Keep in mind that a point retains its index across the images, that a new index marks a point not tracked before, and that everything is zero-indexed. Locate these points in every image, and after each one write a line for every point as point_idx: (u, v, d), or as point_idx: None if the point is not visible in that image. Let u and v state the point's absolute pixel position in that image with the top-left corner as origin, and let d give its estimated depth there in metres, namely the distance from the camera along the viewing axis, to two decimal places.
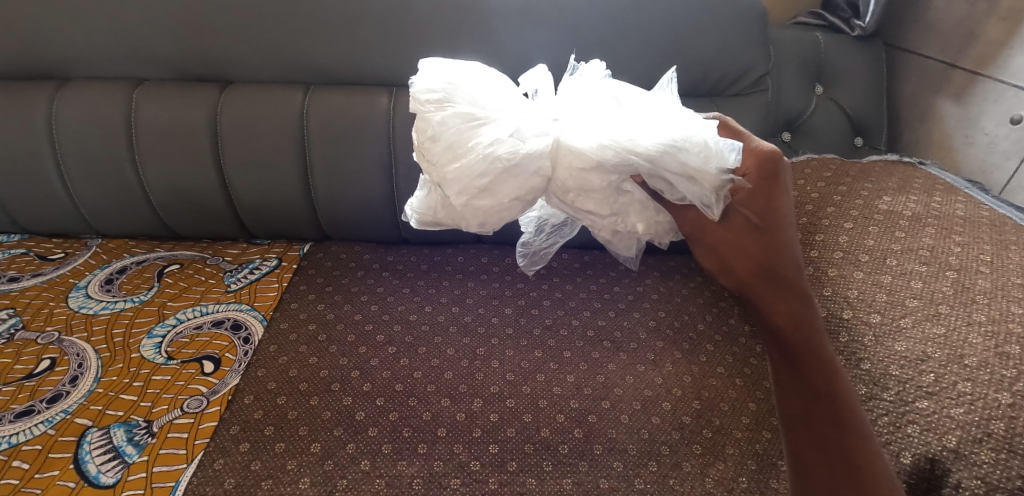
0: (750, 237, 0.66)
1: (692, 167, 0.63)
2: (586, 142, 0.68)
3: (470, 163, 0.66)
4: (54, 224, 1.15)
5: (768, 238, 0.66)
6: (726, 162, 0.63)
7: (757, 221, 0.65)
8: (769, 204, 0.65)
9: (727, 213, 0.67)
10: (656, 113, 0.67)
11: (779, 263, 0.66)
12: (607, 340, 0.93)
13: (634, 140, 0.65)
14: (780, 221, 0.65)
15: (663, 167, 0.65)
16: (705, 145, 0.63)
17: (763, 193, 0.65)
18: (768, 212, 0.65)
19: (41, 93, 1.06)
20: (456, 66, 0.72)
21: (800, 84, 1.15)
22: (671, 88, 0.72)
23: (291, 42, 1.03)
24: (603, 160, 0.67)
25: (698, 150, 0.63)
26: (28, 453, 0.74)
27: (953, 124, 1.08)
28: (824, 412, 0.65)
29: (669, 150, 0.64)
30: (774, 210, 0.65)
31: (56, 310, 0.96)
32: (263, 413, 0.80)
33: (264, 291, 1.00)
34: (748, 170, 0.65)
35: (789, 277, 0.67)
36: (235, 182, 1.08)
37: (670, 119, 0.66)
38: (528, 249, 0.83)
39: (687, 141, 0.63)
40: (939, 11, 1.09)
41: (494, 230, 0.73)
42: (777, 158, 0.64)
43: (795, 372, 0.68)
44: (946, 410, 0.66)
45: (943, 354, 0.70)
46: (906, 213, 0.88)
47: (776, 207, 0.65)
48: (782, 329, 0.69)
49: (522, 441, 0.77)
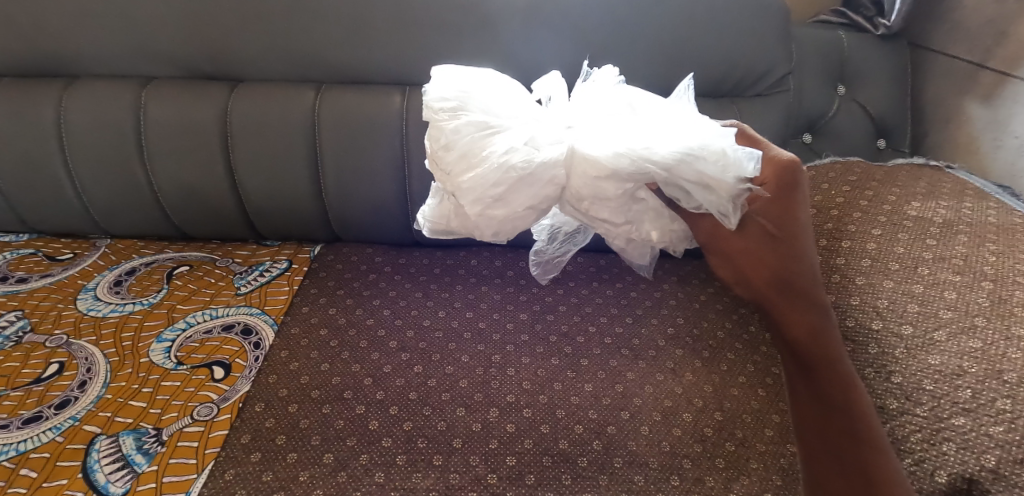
0: (767, 246, 0.64)
1: (709, 175, 0.60)
2: (601, 150, 0.65)
3: (483, 175, 0.63)
4: (63, 225, 1.13)
5: (784, 249, 0.63)
6: (744, 172, 0.59)
7: (772, 232, 0.63)
8: (789, 214, 0.62)
9: (743, 222, 0.65)
10: (673, 120, 0.65)
11: (796, 275, 0.64)
12: (625, 348, 0.91)
13: (650, 148, 0.62)
14: (796, 231, 0.63)
15: (679, 176, 0.62)
16: (723, 154, 0.59)
17: (781, 202, 0.62)
18: (785, 222, 0.62)
19: (49, 92, 1.04)
20: (470, 74, 0.70)
21: (822, 85, 1.12)
22: (689, 95, 0.70)
23: (301, 40, 1.01)
24: (619, 169, 0.64)
25: (716, 158, 0.60)
26: (36, 461, 0.72)
27: (981, 126, 1.05)
28: (841, 424, 0.63)
29: (686, 158, 0.60)
30: (792, 220, 0.62)
31: (65, 312, 0.94)
32: (275, 421, 0.78)
33: (275, 294, 0.98)
34: (767, 180, 0.62)
35: (806, 289, 0.65)
36: (245, 183, 1.06)
37: (687, 126, 0.63)
38: (541, 257, 0.82)
39: (705, 149, 0.60)
40: (968, 9, 1.05)
41: (509, 239, 0.71)
42: (796, 167, 0.61)
43: (811, 385, 0.66)
44: (984, 428, 0.64)
45: (981, 369, 0.67)
46: (937, 219, 0.85)
47: (794, 217, 0.62)
48: (798, 342, 0.66)
49: (540, 453, 0.75)
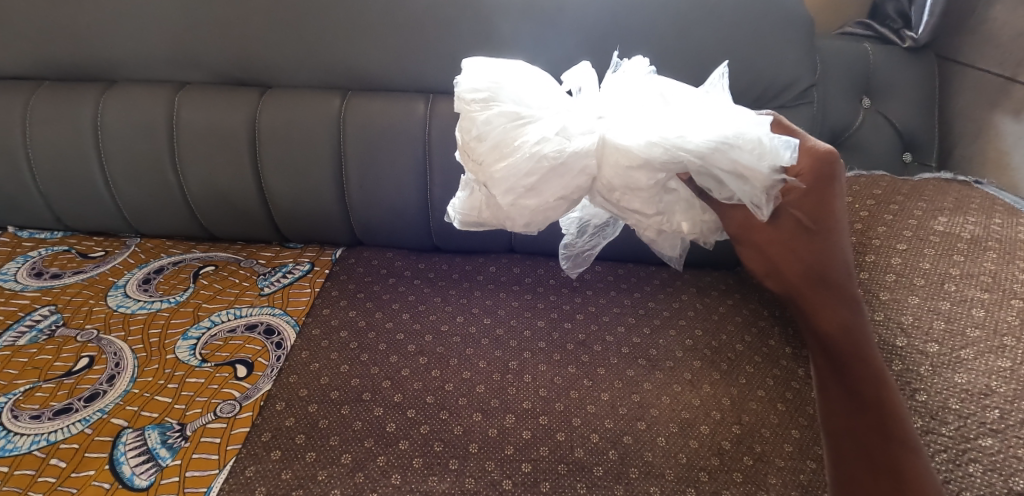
0: (801, 238, 0.67)
1: (744, 164, 0.62)
2: (633, 139, 0.66)
3: (516, 163, 0.65)
4: (97, 222, 1.17)
5: (818, 240, 0.66)
6: (779, 160, 0.62)
7: (806, 226, 0.66)
8: (823, 205, 0.65)
9: (777, 214, 0.67)
10: (706, 110, 0.65)
11: (828, 267, 0.67)
12: (642, 357, 0.91)
13: (683, 137, 0.63)
14: (831, 223, 0.66)
15: (713, 164, 0.63)
16: (759, 142, 0.61)
17: (818, 193, 0.65)
18: (820, 214, 0.65)
19: (87, 94, 1.08)
20: (501, 66, 0.70)
21: (847, 97, 1.11)
22: (723, 83, 0.69)
23: (332, 47, 1.03)
24: (651, 157, 0.65)
25: (751, 147, 0.61)
26: (65, 451, 0.75)
27: (1011, 141, 1.03)
28: (874, 421, 0.65)
29: (720, 146, 0.62)
30: (826, 211, 0.65)
31: (96, 308, 0.97)
32: (295, 420, 0.80)
33: (297, 295, 1.00)
34: (803, 170, 0.64)
35: (838, 282, 0.68)
36: (271, 186, 1.08)
37: (720, 115, 0.64)
38: (571, 251, 0.82)
39: (740, 138, 0.62)
40: (998, 23, 1.03)
41: (539, 230, 0.72)
42: (833, 158, 0.64)
43: (843, 382, 0.68)
44: (1013, 450, 0.62)
45: (1010, 389, 0.66)
46: (965, 235, 0.83)
47: (829, 208, 0.65)
48: (828, 336, 0.69)
49: (556, 461, 0.75)
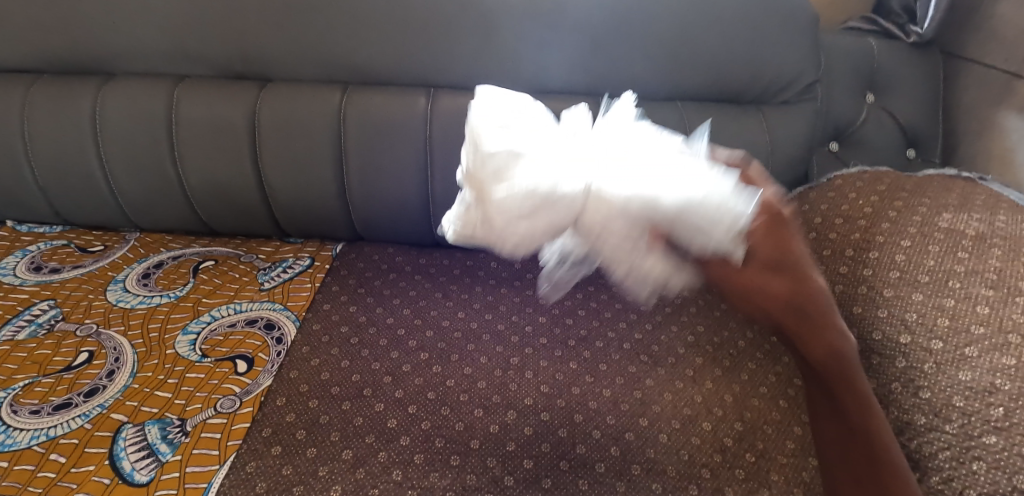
0: (772, 280, 0.54)
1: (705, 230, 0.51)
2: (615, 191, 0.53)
3: (512, 197, 0.52)
4: (96, 217, 1.16)
5: (789, 280, 0.55)
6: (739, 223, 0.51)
7: (774, 267, 0.53)
8: (781, 247, 0.53)
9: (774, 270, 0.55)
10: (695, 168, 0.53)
11: (806, 301, 0.56)
12: (644, 354, 0.91)
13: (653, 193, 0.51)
14: (796, 265, 0.55)
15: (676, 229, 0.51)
16: (726, 207, 0.50)
17: (770, 238, 0.53)
18: (780, 254, 0.53)
19: (85, 88, 1.07)
20: (510, 99, 0.59)
21: (851, 93, 1.11)
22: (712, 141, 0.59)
23: (331, 40, 1.02)
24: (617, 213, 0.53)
25: (716, 210, 0.50)
26: (65, 446, 0.74)
27: (1016, 137, 1.02)
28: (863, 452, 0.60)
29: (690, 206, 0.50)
30: (784, 254, 0.54)
31: (95, 303, 0.97)
32: (295, 416, 0.79)
33: (297, 291, 1.00)
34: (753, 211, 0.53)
35: (814, 308, 0.57)
36: (271, 181, 1.08)
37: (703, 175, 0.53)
38: None
39: (707, 201, 0.50)
40: (1004, 18, 1.02)
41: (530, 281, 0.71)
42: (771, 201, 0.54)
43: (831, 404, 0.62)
44: (1016, 448, 0.61)
45: (1014, 387, 0.66)
46: (969, 231, 0.82)
47: (785, 249, 0.54)
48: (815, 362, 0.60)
49: (557, 457, 0.75)
